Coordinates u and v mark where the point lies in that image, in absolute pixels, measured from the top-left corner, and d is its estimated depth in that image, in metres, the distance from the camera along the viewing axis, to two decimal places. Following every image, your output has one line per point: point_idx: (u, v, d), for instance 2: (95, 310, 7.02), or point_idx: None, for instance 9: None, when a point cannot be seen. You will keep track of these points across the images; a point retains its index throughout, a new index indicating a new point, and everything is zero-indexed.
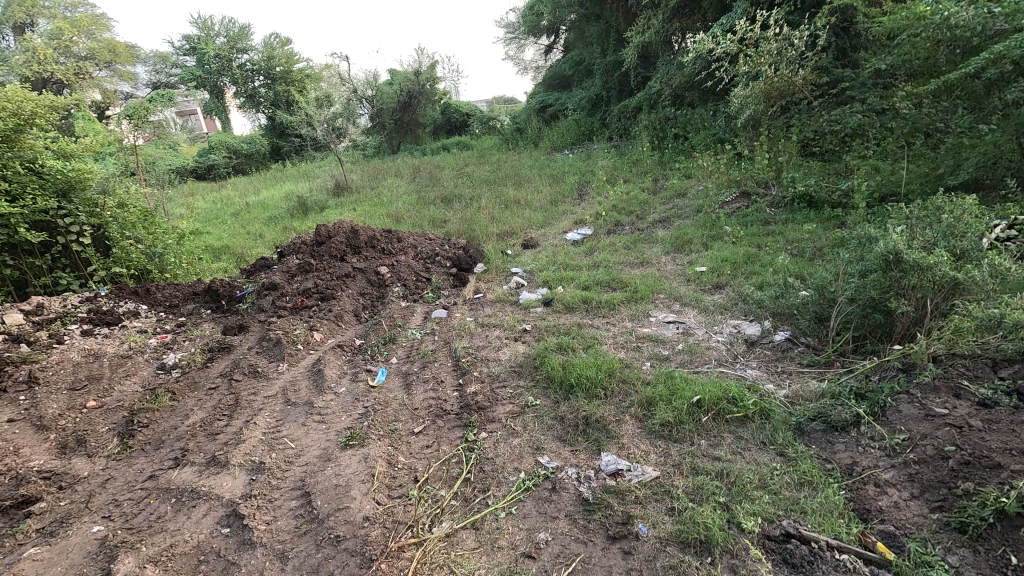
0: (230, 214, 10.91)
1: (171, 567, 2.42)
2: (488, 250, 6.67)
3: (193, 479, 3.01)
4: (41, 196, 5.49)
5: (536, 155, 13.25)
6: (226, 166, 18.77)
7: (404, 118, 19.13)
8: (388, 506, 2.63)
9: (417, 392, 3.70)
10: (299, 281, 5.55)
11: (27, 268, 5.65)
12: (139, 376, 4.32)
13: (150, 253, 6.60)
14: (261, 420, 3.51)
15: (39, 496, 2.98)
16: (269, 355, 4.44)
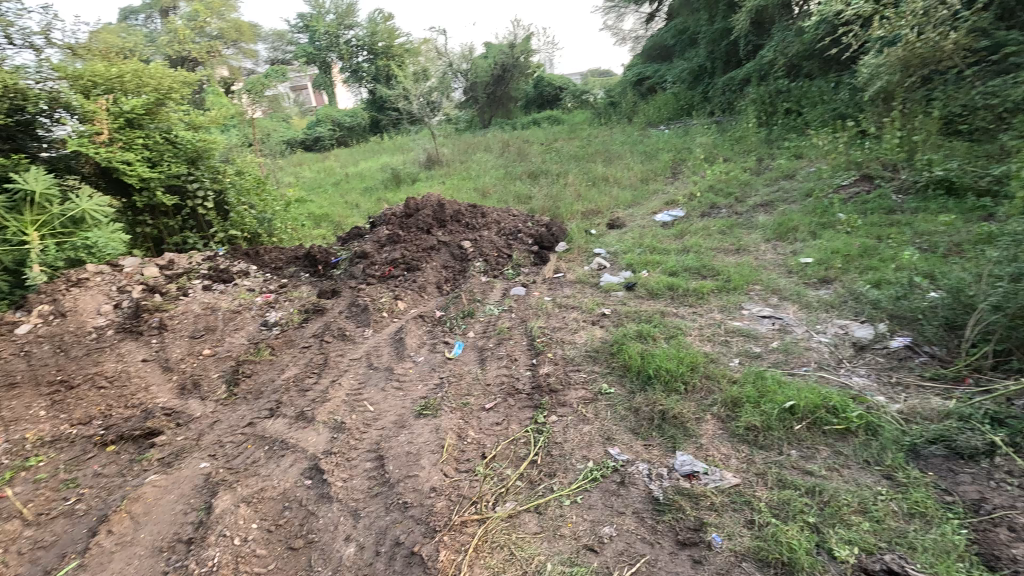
0: (332, 184, 11.65)
1: (260, 509, 2.66)
2: (572, 229, 6.52)
3: (284, 430, 3.27)
4: (174, 163, 6.18)
5: (630, 131, 12.68)
6: (332, 138, 20.07)
7: (496, 92, 19.12)
8: (455, 479, 2.69)
9: (491, 368, 3.72)
10: (388, 251, 5.79)
11: (163, 227, 6.42)
12: (246, 330, 4.77)
13: (261, 218, 7.16)
14: (345, 382, 3.74)
15: (161, 430, 3.40)
16: (356, 320, 4.69)
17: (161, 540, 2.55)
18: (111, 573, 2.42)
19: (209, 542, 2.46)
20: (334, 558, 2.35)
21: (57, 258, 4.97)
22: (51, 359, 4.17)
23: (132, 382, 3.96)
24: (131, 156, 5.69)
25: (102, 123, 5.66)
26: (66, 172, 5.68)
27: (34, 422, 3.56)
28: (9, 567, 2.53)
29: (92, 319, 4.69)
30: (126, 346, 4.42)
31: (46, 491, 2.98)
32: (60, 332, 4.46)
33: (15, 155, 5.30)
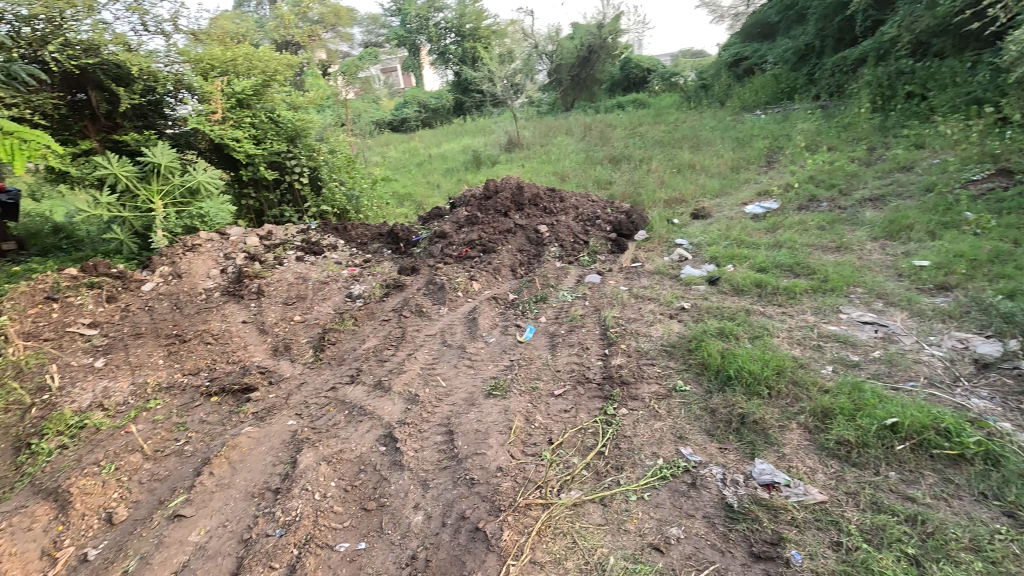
0: (415, 164, 12.04)
1: (339, 468, 2.84)
2: (653, 217, 6.28)
3: (363, 397, 3.47)
4: (276, 140, 6.66)
5: (721, 116, 11.94)
6: (417, 119, 20.69)
7: (581, 74, 18.66)
8: (521, 461, 2.72)
9: (561, 355, 3.70)
10: (466, 232, 5.90)
11: (264, 200, 6.95)
12: (332, 301, 5.07)
13: (350, 195, 7.56)
14: (420, 356, 3.88)
15: (256, 386, 3.73)
16: (433, 298, 4.84)
17: (253, 486, 2.81)
18: (211, 510, 2.69)
19: (293, 494, 2.67)
20: (403, 523, 2.47)
21: (175, 224, 5.65)
22: (169, 315, 4.69)
23: (233, 340, 4.36)
24: (239, 134, 6.20)
25: (217, 103, 6.22)
26: (186, 147, 6.35)
27: (154, 369, 4.04)
28: (131, 493, 2.88)
29: (203, 281, 5.20)
30: (229, 308, 4.86)
31: (162, 430, 3.37)
32: (176, 291, 5.00)
33: (147, 131, 6.06)
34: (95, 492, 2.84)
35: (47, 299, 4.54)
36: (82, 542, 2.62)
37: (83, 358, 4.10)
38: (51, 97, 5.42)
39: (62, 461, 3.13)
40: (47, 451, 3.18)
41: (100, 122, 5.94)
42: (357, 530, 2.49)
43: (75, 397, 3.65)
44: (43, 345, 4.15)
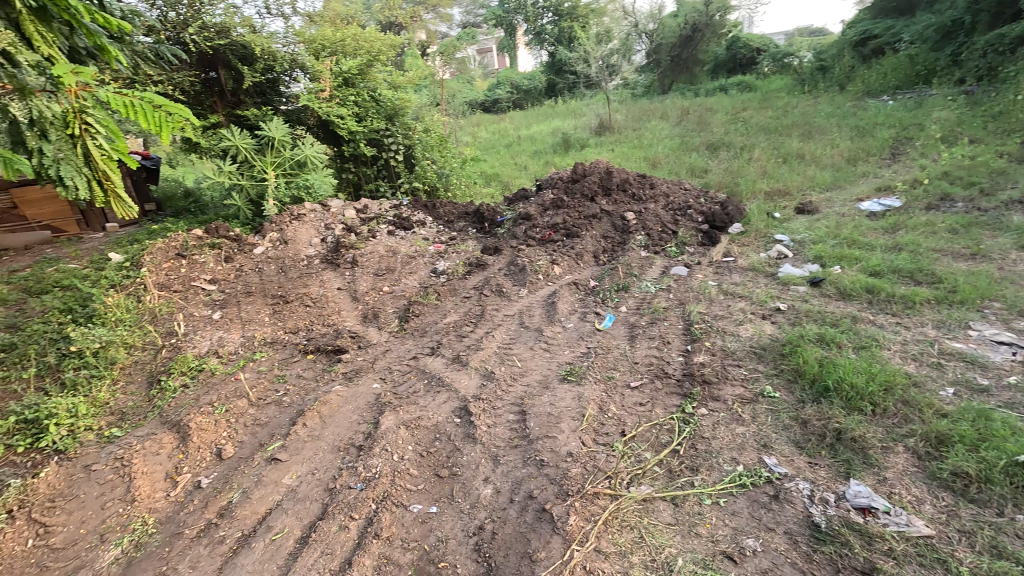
0: (504, 145, 12.14)
1: (417, 434, 2.99)
2: (751, 209, 5.87)
3: (441, 369, 3.62)
4: (375, 118, 7.01)
5: (840, 101, 10.79)
6: (509, 100, 20.81)
7: (682, 54, 17.43)
8: (592, 449, 2.70)
9: (640, 347, 3.60)
10: (550, 215, 5.89)
11: (362, 175, 7.36)
12: (418, 275, 5.29)
13: (440, 173, 7.79)
14: (498, 335, 3.97)
15: (346, 349, 4.01)
16: (514, 279, 4.90)
17: (339, 441, 3.04)
18: (303, 458, 2.95)
19: (374, 452, 2.86)
20: (473, 494, 2.56)
21: (284, 194, 6.15)
22: (275, 277, 5.15)
23: (328, 305, 4.70)
24: (343, 111, 6.58)
25: (326, 81, 6.63)
26: (296, 123, 6.86)
27: (260, 325, 4.46)
28: (237, 434, 3.23)
29: (305, 248, 5.63)
30: (326, 274, 5.22)
31: (265, 381, 3.72)
32: (282, 256, 5.46)
33: (265, 107, 6.61)
34: (209, 429, 3.20)
35: (178, 256, 5.15)
36: (197, 470, 2.98)
37: (204, 310, 4.62)
38: (189, 75, 6.09)
39: (184, 398, 3.56)
40: (172, 388, 3.64)
41: (227, 98, 6.58)
42: (430, 494, 2.61)
43: (196, 343, 4.13)
44: (173, 296, 4.72)
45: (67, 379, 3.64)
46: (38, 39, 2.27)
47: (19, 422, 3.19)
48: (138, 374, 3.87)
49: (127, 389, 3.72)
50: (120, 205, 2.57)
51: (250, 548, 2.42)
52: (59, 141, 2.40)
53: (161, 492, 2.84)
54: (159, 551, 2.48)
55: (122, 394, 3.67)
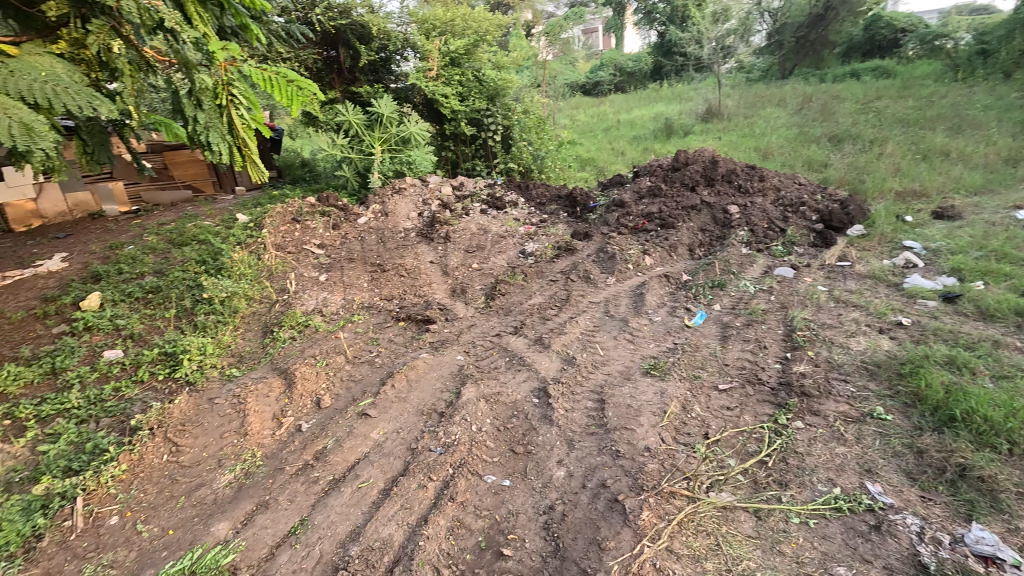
0: (602, 129, 11.85)
1: (496, 409, 3.08)
2: (877, 210, 5.27)
3: (523, 349, 3.68)
4: (478, 98, 7.16)
5: (1002, 91, 9.29)
6: (611, 83, 20.22)
7: (809, 36, 15.85)
8: (671, 447, 2.62)
9: (732, 348, 3.41)
10: (646, 204, 5.70)
11: (461, 153, 7.57)
12: (507, 254, 5.37)
13: (536, 154, 7.79)
14: (582, 321, 3.94)
15: (435, 320, 4.19)
16: (602, 266, 4.81)
17: (423, 405, 3.21)
18: (390, 416, 3.15)
19: (454, 420, 2.99)
20: (546, 474, 2.60)
21: (388, 168, 6.52)
22: (375, 246, 5.48)
23: (421, 276, 4.93)
24: (448, 91, 6.81)
25: (434, 61, 6.87)
26: (403, 101, 7.16)
27: (360, 290, 4.79)
28: (333, 386, 3.52)
29: (403, 221, 5.92)
30: (421, 247, 5.47)
31: (360, 341, 4.01)
32: (382, 227, 5.79)
33: (377, 84, 6.98)
34: (311, 378, 3.52)
35: (294, 221, 5.67)
36: (299, 415, 3.29)
37: (312, 272, 5.05)
38: (313, 53, 6.59)
39: (291, 349, 3.94)
40: (283, 338, 4.03)
41: (344, 75, 7.03)
42: (505, 468, 2.69)
43: (304, 301, 4.53)
44: (287, 257, 5.19)
45: (199, 322, 4.17)
46: (197, 18, 2.53)
47: (162, 353, 3.78)
48: (254, 323, 4.33)
49: (245, 335, 4.17)
50: (254, 168, 2.89)
51: (340, 491, 2.65)
52: (210, 110, 2.70)
53: (268, 430, 3.17)
54: (263, 482, 2.78)
55: (241, 339, 4.12)
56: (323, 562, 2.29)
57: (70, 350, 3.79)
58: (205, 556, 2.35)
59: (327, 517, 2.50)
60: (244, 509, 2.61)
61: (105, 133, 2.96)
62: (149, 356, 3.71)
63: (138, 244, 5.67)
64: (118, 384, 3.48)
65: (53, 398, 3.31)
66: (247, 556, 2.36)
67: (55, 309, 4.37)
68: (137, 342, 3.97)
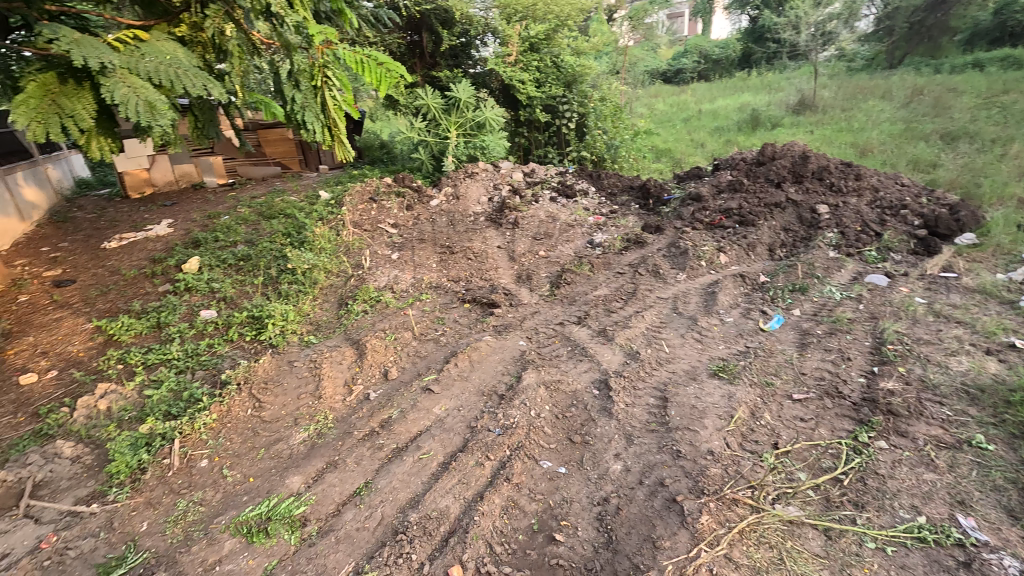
0: (681, 119, 11.37)
1: (555, 397, 3.09)
2: (993, 218, 4.72)
3: (586, 339, 3.65)
4: (554, 85, 7.13)
5: None
6: (694, 71, 19.31)
7: (926, 20, 13.91)
8: (736, 453, 2.52)
9: (811, 357, 3.21)
10: (725, 199, 5.44)
11: (534, 140, 7.59)
12: (574, 244, 5.32)
13: (610, 143, 7.63)
14: (648, 316, 3.85)
15: (499, 305, 4.25)
16: (673, 262, 4.65)
17: (484, 386, 3.28)
18: (452, 394, 3.25)
19: (514, 404, 3.03)
20: (602, 466, 2.59)
21: (462, 152, 6.65)
22: (445, 228, 5.62)
23: (488, 260, 5.00)
24: (526, 77, 6.82)
25: (513, 46, 6.88)
26: (481, 86, 7.29)
27: (429, 270, 4.94)
28: (401, 360, 3.68)
29: (473, 206, 6.01)
30: (489, 231, 5.53)
31: (427, 319, 4.14)
32: (454, 210, 5.91)
33: (456, 69, 7.12)
34: (380, 350, 3.70)
35: (371, 200, 5.93)
36: (368, 384, 3.47)
37: (386, 250, 5.26)
38: (397, 37, 6.83)
39: (363, 322, 4.14)
40: (356, 311, 4.25)
41: (425, 59, 7.22)
42: (561, 455, 2.70)
43: (377, 277, 4.75)
44: (364, 234, 5.44)
45: (283, 290, 4.48)
46: (299, 4, 2.60)
47: (250, 316, 4.11)
48: (331, 295, 4.58)
49: (322, 305, 4.43)
50: (341, 148, 3.00)
51: (402, 459, 2.78)
52: (306, 91, 2.84)
53: (340, 396, 3.37)
54: (334, 443, 2.97)
55: (319, 309, 4.37)
56: (384, 524, 2.42)
57: (172, 307, 4.22)
58: (279, 505, 2.56)
59: (390, 482, 2.64)
60: (315, 466, 2.80)
61: (213, 111, 3.21)
62: (238, 319, 4.05)
63: (233, 215, 6.15)
64: (212, 341, 3.83)
65: (158, 349, 3.71)
66: (316, 509, 2.53)
67: (161, 270, 4.88)
68: (229, 305, 4.33)
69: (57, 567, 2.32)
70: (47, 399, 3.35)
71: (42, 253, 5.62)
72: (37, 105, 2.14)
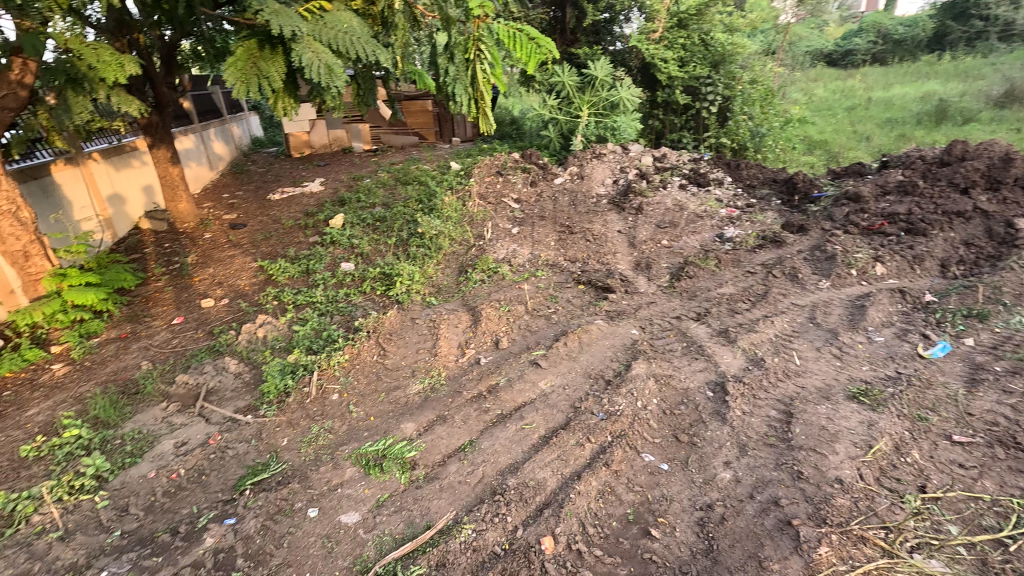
0: (845, 107, 10.04)
1: (666, 392, 2.98)
2: None
3: (705, 338, 3.46)
4: (700, 64, 6.71)
5: None
6: (866, 53, 16.79)
7: None
8: (871, 487, 2.25)
9: (982, 397, 2.71)
10: (889, 203, 4.76)
11: (668, 123, 7.31)
12: (701, 236, 5.01)
13: (755, 131, 6.92)
14: (779, 323, 3.52)
15: (614, 290, 4.18)
16: (815, 267, 4.19)
17: (591, 369, 3.27)
18: (559, 371, 3.29)
19: (621, 391, 2.97)
20: (709, 471, 2.46)
21: (592, 131, 6.57)
22: (567, 207, 5.60)
23: (607, 244, 4.91)
24: (669, 55, 6.52)
25: (660, 21, 6.57)
26: (619, 64, 7.20)
27: (547, 247, 4.98)
28: (512, 330, 3.79)
29: (597, 187, 5.90)
30: (611, 215, 5.42)
31: (541, 295, 4.19)
32: (577, 190, 5.87)
33: (596, 46, 7.06)
34: (494, 320, 3.83)
35: (498, 174, 6.12)
36: (480, 349, 3.63)
37: (507, 223, 5.39)
38: (541, 13, 6.96)
39: (480, 290, 4.30)
40: (475, 279, 4.43)
41: (566, 35, 7.28)
42: (664, 452, 2.62)
43: (497, 249, 4.90)
44: (488, 206, 5.63)
45: (412, 252, 4.80)
46: None
47: (381, 273, 4.49)
48: (453, 261, 4.81)
49: (444, 269, 4.67)
50: (484, 122, 3.00)
51: (505, 426, 2.88)
52: (459, 64, 2.96)
53: (454, 357, 3.57)
54: (445, 398, 3.17)
55: (441, 273, 4.61)
56: (483, 482, 2.55)
57: (319, 257, 4.76)
58: (394, 445, 2.79)
59: (493, 445, 2.76)
60: (427, 417, 3.01)
61: (373, 80, 3.47)
62: (372, 274, 4.44)
63: (374, 179, 6.70)
64: (349, 291, 4.26)
65: (306, 292, 4.21)
66: (425, 456, 2.73)
67: (313, 223, 5.49)
68: (365, 260, 4.75)
69: (219, 460, 2.78)
70: (221, 321, 3.99)
71: (223, 199, 6.60)
72: (243, 67, 2.48)
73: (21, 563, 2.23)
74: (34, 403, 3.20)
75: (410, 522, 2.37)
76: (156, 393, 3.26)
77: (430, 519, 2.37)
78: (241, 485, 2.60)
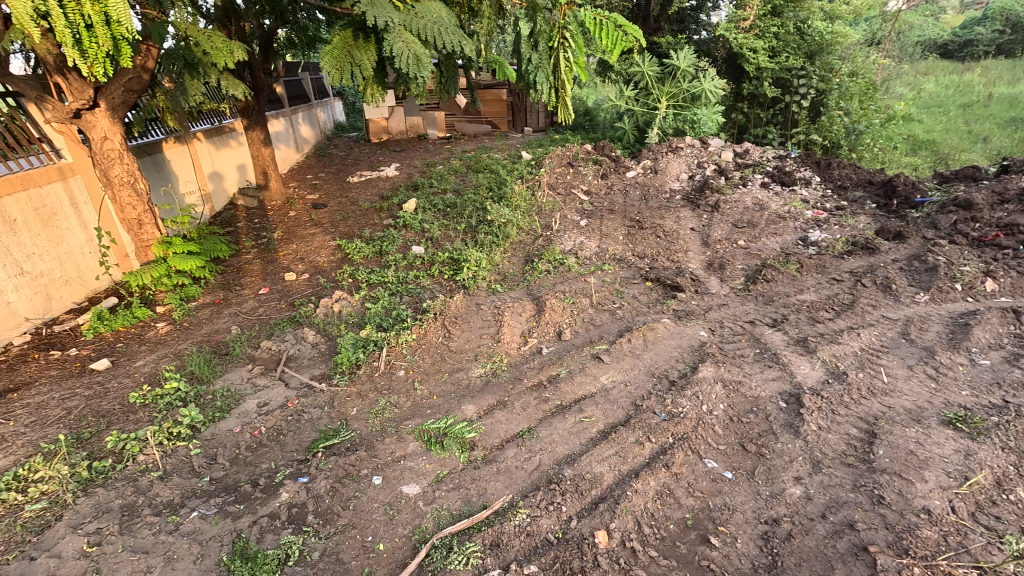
0: (960, 104, 9.06)
1: (733, 398, 2.86)
2: None
3: (780, 346, 3.27)
4: (793, 55, 6.26)
5: None
6: (989, 43, 14.96)
7: None
8: (963, 522, 2.06)
9: None
10: (1006, 213, 4.28)
11: (753, 117, 6.91)
12: (782, 238, 4.72)
13: (851, 128, 6.37)
14: (866, 336, 3.26)
15: (684, 288, 4.04)
16: (912, 279, 3.85)
17: (655, 368, 3.19)
18: (621, 367, 3.24)
19: (685, 393, 2.89)
20: (777, 485, 2.34)
21: (670, 124, 6.38)
22: (638, 202, 5.46)
23: (678, 241, 4.74)
24: (759, 45, 6.23)
25: (752, 9, 6.30)
26: (704, 53, 6.94)
27: (615, 241, 4.89)
28: (575, 322, 3.77)
29: (671, 181, 5.70)
30: (684, 211, 5.23)
31: (606, 290, 4.12)
32: (649, 183, 5.70)
33: (680, 35, 6.87)
34: (558, 311, 3.82)
35: (569, 165, 6.09)
36: (542, 339, 3.64)
37: (575, 215, 5.34)
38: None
39: (546, 280, 4.30)
40: (540, 269, 4.43)
41: (649, 23, 7.04)
42: (729, 459, 2.52)
43: (564, 240, 4.87)
44: (557, 197, 5.60)
45: (480, 239, 4.88)
46: None
47: (450, 258, 4.60)
48: (519, 250, 4.83)
49: (510, 257, 4.70)
50: (564, 109, 2.98)
51: (564, 417, 2.88)
52: (542, 52, 2.92)
53: (516, 344, 3.60)
54: (505, 384, 3.22)
55: (507, 261, 4.64)
56: (539, 470, 2.57)
57: (392, 239, 4.95)
58: (454, 425, 2.88)
59: (550, 434, 2.78)
60: (488, 401, 3.08)
61: (455, 69, 3.52)
62: (441, 258, 4.57)
63: (447, 166, 6.85)
64: (418, 273, 4.41)
65: (379, 272, 4.41)
66: (484, 438, 2.79)
67: (388, 207, 5.71)
68: (434, 244, 4.89)
69: (295, 423, 2.99)
70: (301, 294, 4.26)
71: (308, 180, 7.00)
72: (339, 56, 2.60)
73: (128, 495, 2.46)
74: (142, 356, 3.57)
75: (467, 500, 2.44)
76: (243, 356, 3.55)
77: (487, 499, 2.43)
78: (314, 447, 2.78)
